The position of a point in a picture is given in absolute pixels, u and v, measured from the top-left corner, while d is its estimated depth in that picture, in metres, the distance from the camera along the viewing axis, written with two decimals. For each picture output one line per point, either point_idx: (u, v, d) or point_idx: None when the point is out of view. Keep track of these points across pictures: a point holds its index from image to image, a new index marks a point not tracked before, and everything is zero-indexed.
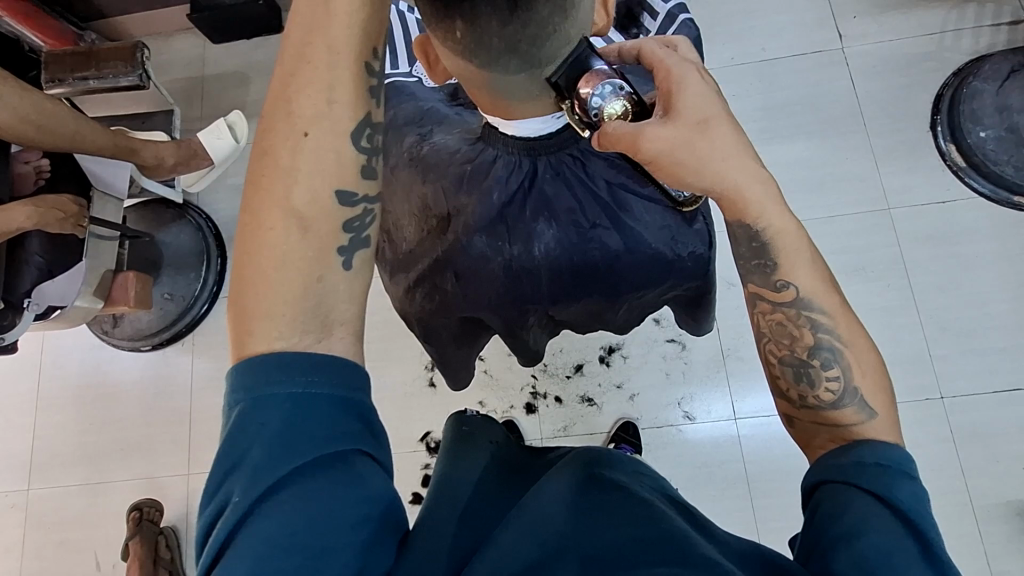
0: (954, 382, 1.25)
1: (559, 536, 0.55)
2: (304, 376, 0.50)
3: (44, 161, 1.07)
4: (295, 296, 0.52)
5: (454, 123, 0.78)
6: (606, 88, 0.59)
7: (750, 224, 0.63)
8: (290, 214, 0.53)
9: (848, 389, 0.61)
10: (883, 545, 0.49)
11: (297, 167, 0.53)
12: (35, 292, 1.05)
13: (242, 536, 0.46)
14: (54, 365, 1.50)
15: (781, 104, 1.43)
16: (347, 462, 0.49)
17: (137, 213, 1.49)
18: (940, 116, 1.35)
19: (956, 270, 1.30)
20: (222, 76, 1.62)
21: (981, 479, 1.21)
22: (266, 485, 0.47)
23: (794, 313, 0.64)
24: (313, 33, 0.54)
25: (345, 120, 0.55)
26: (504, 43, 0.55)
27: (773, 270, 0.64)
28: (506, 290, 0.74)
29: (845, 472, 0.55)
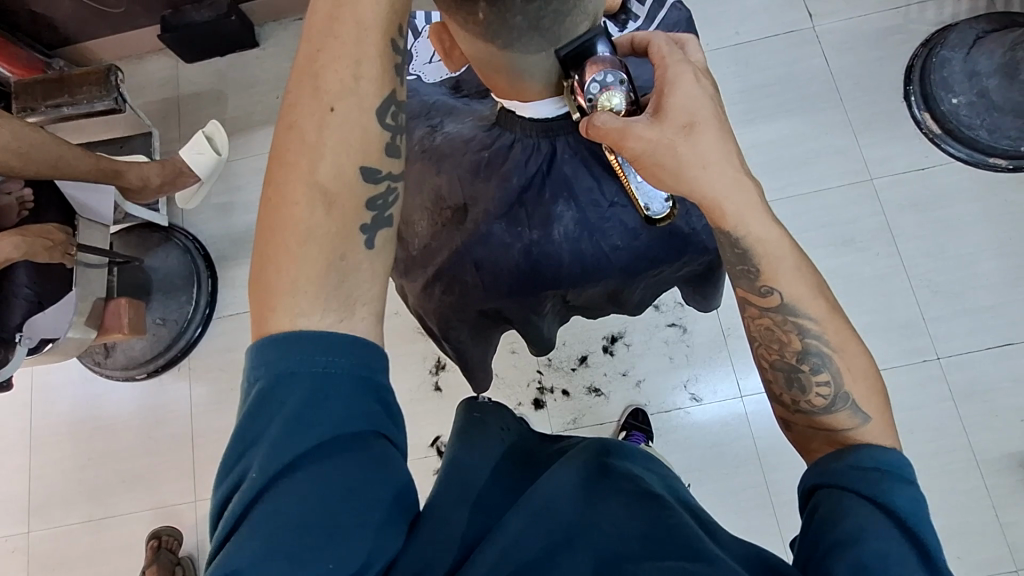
0: (949, 342, 1.28)
1: (566, 527, 0.56)
2: (324, 355, 0.49)
3: (27, 191, 1.03)
4: (318, 274, 0.51)
5: (464, 113, 0.79)
6: (608, 77, 0.60)
7: (729, 233, 0.61)
8: (314, 190, 0.52)
9: (840, 394, 0.61)
10: (882, 549, 0.48)
11: (322, 142, 0.53)
12: (27, 325, 1.01)
13: (257, 512, 0.46)
14: (46, 401, 1.45)
15: (761, 84, 1.45)
16: (367, 444, 0.49)
17: (123, 239, 1.46)
18: (913, 85, 1.39)
19: (941, 233, 1.33)
20: (200, 94, 1.60)
21: (983, 434, 1.24)
22: (285, 462, 0.47)
23: (781, 318, 0.63)
24: (340, 8, 0.54)
25: (371, 97, 0.54)
26: (527, 21, 0.54)
27: (757, 276, 0.63)
28: (527, 277, 0.74)
29: (845, 476, 0.54)
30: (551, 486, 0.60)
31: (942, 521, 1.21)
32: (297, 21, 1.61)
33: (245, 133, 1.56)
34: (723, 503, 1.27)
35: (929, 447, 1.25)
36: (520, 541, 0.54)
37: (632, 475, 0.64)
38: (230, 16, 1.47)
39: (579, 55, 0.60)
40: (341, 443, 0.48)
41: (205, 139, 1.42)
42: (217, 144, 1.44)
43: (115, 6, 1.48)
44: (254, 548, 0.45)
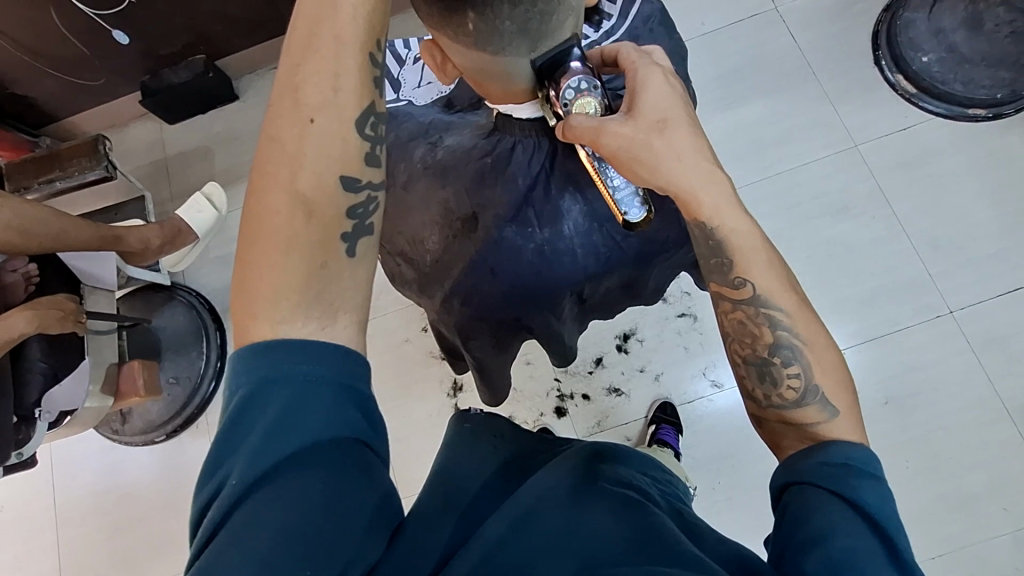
0: (958, 295, 1.29)
1: (555, 531, 0.55)
2: (304, 364, 0.50)
3: (32, 267, 1.04)
4: (299, 281, 0.53)
5: (461, 125, 0.80)
6: (580, 83, 0.62)
7: (704, 224, 0.62)
8: (295, 199, 0.53)
9: (810, 387, 0.61)
10: (851, 547, 0.48)
11: (303, 152, 0.54)
12: (44, 400, 1.02)
13: (233, 519, 0.46)
14: (66, 475, 1.44)
15: (735, 68, 1.48)
16: (347, 450, 0.50)
17: (128, 302, 1.47)
18: (882, 50, 1.41)
19: (932, 189, 1.35)
20: (185, 152, 1.62)
21: (1007, 381, 1.23)
22: (264, 469, 0.47)
23: (753, 310, 0.63)
24: (319, 24, 0.54)
25: (350, 108, 0.54)
26: (516, 26, 0.58)
27: (730, 268, 0.64)
28: (542, 278, 0.74)
29: (812, 472, 0.54)
30: (541, 484, 0.60)
31: (982, 474, 1.20)
32: (273, 70, 1.64)
33: (234, 184, 1.57)
34: (753, 486, 1.26)
35: (956, 401, 1.24)
36: (500, 548, 0.53)
37: (619, 481, 0.64)
38: (206, 73, 1.50)
39: (553, 64, 0.63)
40: (322, 450, 0.49)
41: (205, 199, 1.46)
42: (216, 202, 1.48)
43: (95, 78, 1.51)
44: (229, 556, 0.44)
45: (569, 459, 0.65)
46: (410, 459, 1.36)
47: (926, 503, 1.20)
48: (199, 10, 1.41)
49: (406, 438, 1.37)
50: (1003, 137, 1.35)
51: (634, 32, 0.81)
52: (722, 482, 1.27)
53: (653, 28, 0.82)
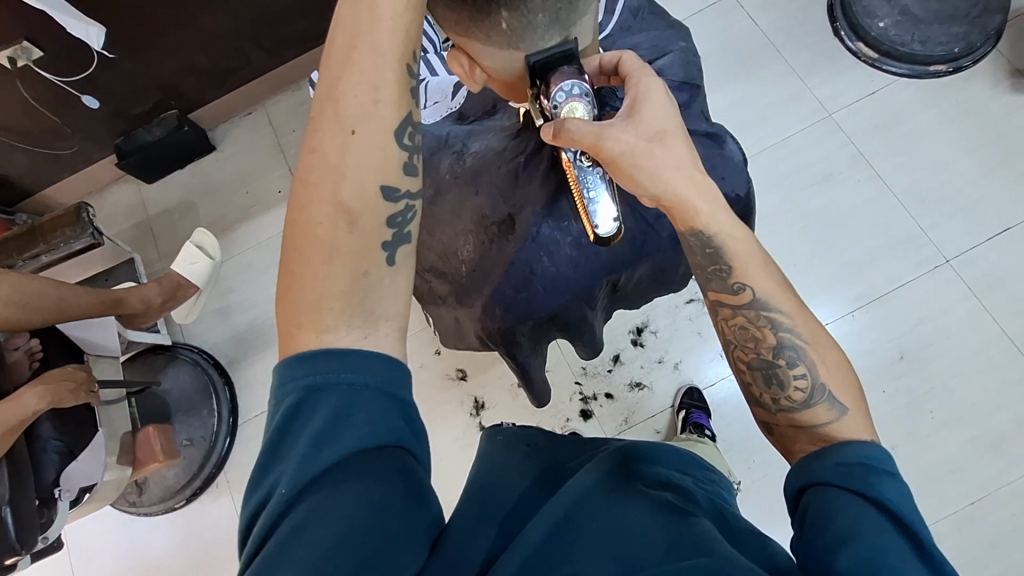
0: (953, 243, 1.32)
1: (606, 537, 0.54)
2: (349, 371, 0.50)
3: (35, 341, 1.01)
4: (343, 292, 0.52)
5: (483, 133, 0.81)
6: (573, 88, 0.63)
7: (701, 231, 0.62)
8: (337, 210, 0.53)
9: (817, 386, 0.61)
10: (879, 543, 0.49)
11: (345, 163, 0.53)
12: (64, 478, 0.98)
13: (282, 529, 0.45)
14: (84, 556, 1.38)
15: (702, 56, 1.52)
16: (390, 457, 0.49)
17: (130, 368, 1.43)
18: (839, 21, 1.47)
19: (911, 147, 1.39)
20: (169, 209, 1.60)
21: (1014, 319, 1.27)
22: (313, 476, 0.47)
23: (754, 314, 0.64)
24: (357, 37, 0.53)
25: (389, 119, 0.54)
26: (548, 17, 0.59)
27: (728, 274, 0.64)
28: (582, 271, 0.74)
29: (828, 474, 0.55)
30: (580, 482, 0.60)
31: (1005, 413, 1.22)
32: (247, 116, 1.63)
33: (226, 233, 1.55)
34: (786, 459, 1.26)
35: (968, 345, 1.27)
36: (549, 551, 0.52)
37: (655, 482, 0.63)
38: (184, 126, 1.50)
39: (547, 66, 0.65)
40: (368, 456, 0.48)
41: (197, 247, 1.43)
42: (208, 249, 1.44)
43: (67, 146, 1.48)
44: (281, 561, 0.43)
45: (606, 456, 0.65)
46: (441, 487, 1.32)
47: (958, 450, 1.22)
48: (171, 64, 1.40)
49: (435, 464, 1.35)
50: (967, 88, 1.40)
51: (625, 28, 0.85)
52: (756, 462, 1.27)
53: (644, 19, 0.86)
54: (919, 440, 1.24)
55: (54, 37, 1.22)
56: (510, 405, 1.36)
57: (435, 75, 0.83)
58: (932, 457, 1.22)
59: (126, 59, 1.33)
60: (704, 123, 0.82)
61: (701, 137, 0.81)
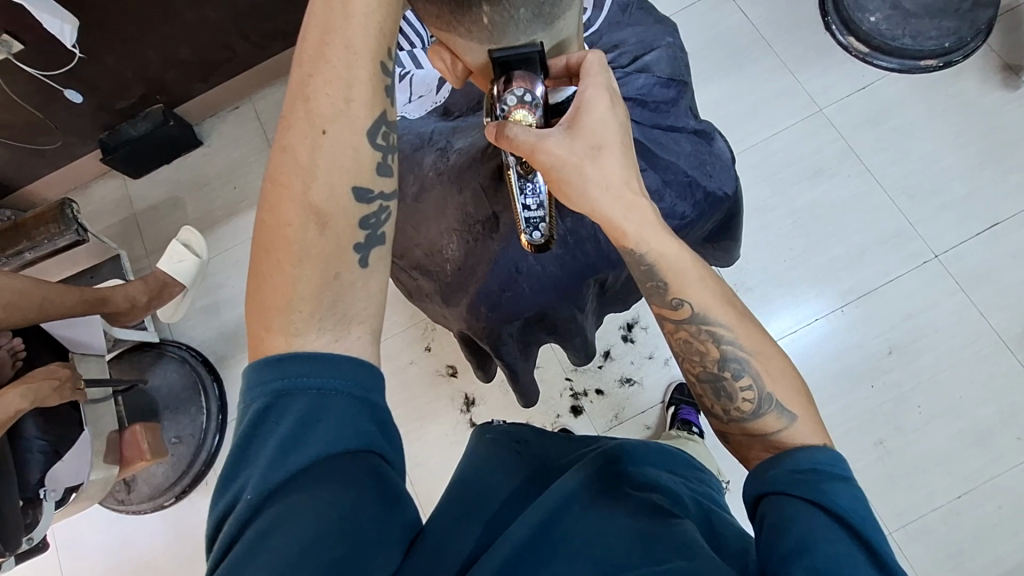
0: (941, 239, 1.33)
1: (582, 539, 0.54)
2: (317, 375, 0.49)
3: (18, 340, 1.01)
4: (314, 295, 0.51)
5: (467, 128, 0.79)
6: (528, 93, 0.59)
7: (632, 251, 0.61)
8: (308, 211, 0.52)
9: (764, 396, 0.62)
10: (832, 553, 0.49)
11: (316, 164, 0.52)
12: (48, 478, 0.97)
13: (247, 535, 0.45)
14: (72, 554, 1.38)
15: (693, 51, 1.51)
16: (360, 460, 0.49)
17: (119, 366, 1.42)
18: (831, 15, 1.46)
19: (900, 142, 1.39)
20: (155, 204, 1.58)
21: (1001, 314, 1.27)
22: (279, 481, 0.47)
23: (696, 329, 0.63)
24: (329, 34, 0.52)
25: (362, 118, 0.53)
26: (530, 11, 0.56)
27: (666, 290, 0.63)
28: (568, 270, 0.74)
29: (783, 482, 0.55)
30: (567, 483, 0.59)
31: (992, 407, 1.23)
32: (233, 110, 1.61)
33: (211, 230, 1.53)
34: None
35: (956, 340, 1.28)
36: (522, 555, 0.52)
37: (640, 483, 0.63)
38: (167, 121, 1.47)
39: (506, 66, 0.60)
40: (336, 460, 0.48)
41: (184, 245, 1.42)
42: (195, 246, 1.43)
43: (49, 142, 1.46)
44: (244, 565, 0.43)
45: (593, 456, 0.64)
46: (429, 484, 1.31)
47: (946, 445, 1.23)
48: (154, 58, 1.38)
49: (426, 461, 1.35)
50: (957, 83, 1.40)
51: (612, 23, 0.84)
52: None
53: (633, 14, 0.85)
54: (908, 434, 1.25)
55: (32, 31, 1.19)
56: (499, 401, 1.36)
57: (420, 68, 0.82)
58: (919, 452, 1.24)
59: (107, 54, 1.31)
60: (692, 120, 0.81)
61: (689, 135, 0.80)
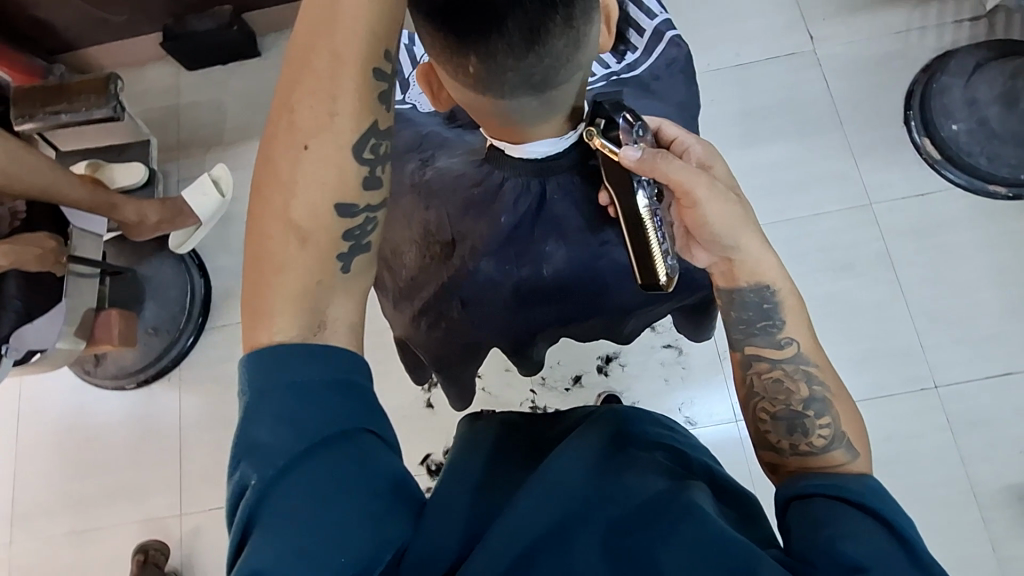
0: (947, 371, 1.27)
1: (583, 500, 0.57)
2: (305, 367, 0.51)
3: (19, 202, 1.06)
4: (297, 300, 0.54)
5: (455, 145, 0.80)
6: (638, 127, 0.64)
7: (767, 284, 0.69)
8: (289, 227, 0.54)
9: (837, 435, 0.65)
10: (873, 547, 0.50)
11: (296, 179, 0.54)
12: (14, 336, 1.01)
13: (264, 516, 0.48)
14: (34, 405, 1.45)
15: (762, 106, 1.45)
16: (353, 442, 0.51)
17: (116, 247, 1.44)
18: (913, 111, 1.39)
19: (941, 261, 1.33)
20: (199, 101, 1.59)
21: (982, 466, 1.22)
22: (281, 467, 0.49)
23: (792, 368, 0.69)
24: (316, 47, 0.54)
25: (347, 132, 0.55)
26: (518, 77, 0.58)
27: (778, 329, 0.70)
28: (511, 313, 0.78)
29: (824, 487, 0.57)
30: (570, 451, 0.61)
31: (940, 554, 1.19)
32: None
33: (243, 142, 1.55)
34: None
35: (928, 477, 1.23)
36: (534, 513, 0.55)
37: (646, 445, 0.67)
38: (230, 25, 1.48)
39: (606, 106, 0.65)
40: (331, 443, 0.50)
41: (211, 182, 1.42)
42: (223, 187, 1.43)
43: (116, 14, 1.48)
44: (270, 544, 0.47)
45: (602, 421, 0.67)
46: None
47: None
48: None
49: None
50: (1020, 219, 1.32)
51: (655, 72, 0.81)
52: None
53: (674, 73, 0.82)
54: None
55: None
56: None
57: None
58: None
59: None
60: None
61: None
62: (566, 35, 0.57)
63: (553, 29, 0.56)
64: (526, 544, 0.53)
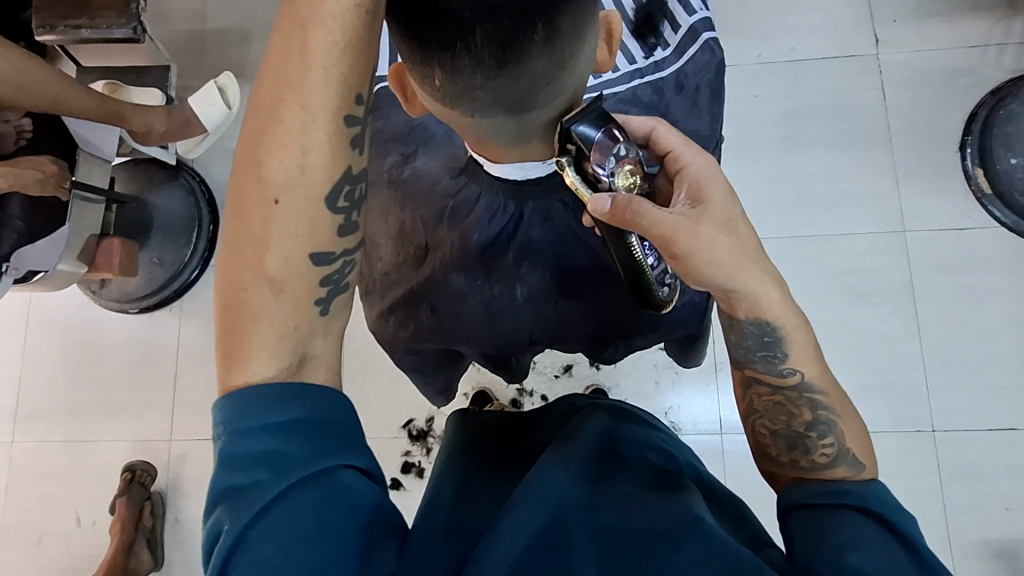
0: (948, 417, 1.23)
1: (577, 506, 0.56)
2: (279, 406, 0.50)
3: (25, 121, 1.06)
4: (275, 345, 0.52)
5: (439, 145, 0.82)
6: (616, 156, 0.59)
7: (766, 322, 0.63)
8: (263, 280, 0.53)
9: (842, 451, 0.62)
10: (879, 554, 0.51)
11: (269, 234, 0.53)
12: (15, 256, 1.02)
13: (238, 562, 0.46)
14: (42, 315, 1.50)
15: (808, 108, 1.35)
16: (328, 479, 0.49)
17: (128, 171, 1.45)
18: (971, 136, 1.28)
19: (966, 303, 1.26)
20: (223, 29, 1.55)
21: (965, 517, 1.19)
22: (254, 511, 0.47)
23: (795, 394, 0.65)
24: (287, 89, 0.51)
25: (319, 185, 0.53)
26: (488, 96, 0.56)
27: (780, 360, 0.65)
28: (482, 327, 0.79)
29: (828, 494, 0.57)
30: (558, 458, 0.59)
31: None
32: None
33: None
34: None
35: None
36: (526, 522, 0.53)
37: (636, 446, 0.65)
38: None
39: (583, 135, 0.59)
40: (305, 483, 0.48)
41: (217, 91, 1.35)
42: (229, 97, 1.37)
43: None
44: None
45: (592, 421, 0.66)
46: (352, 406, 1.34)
47: None
48: None
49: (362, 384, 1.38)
50: None
51: (682, 73, 0.80)
52: None
53: (704, 75, 0.80)
54: None
55: None
56: None
57: None
58: None
59: None
60: None
61: None
62: (543, 56, 0.54)
63: (530, 49, 0.52)
64: (524, 550, 0.51)
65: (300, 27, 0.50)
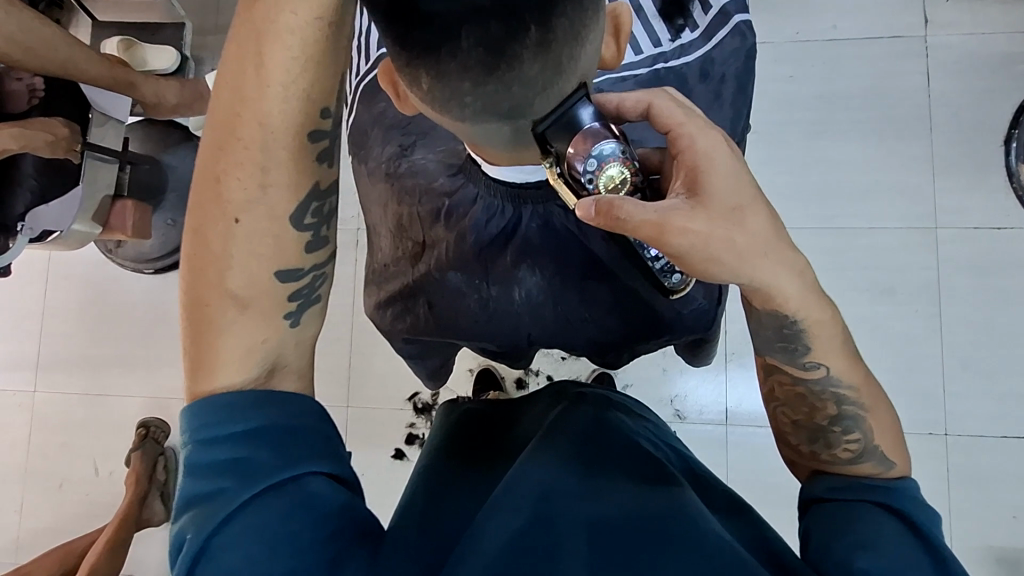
0: (962, 421, 1.20)
1: (560, 499, 0.54)
2: (242, 413, 0.50)
3: (37, 80, 1.06)
4: (241, 359, 0.52)
5: (437, 139, 0.77)
6: (603, 150, 0.50)
7: (785, 315, 0.56)
8: (226, 296, 0.52)
9: (868, 447, 0.59)
10: (897, 553, 0.50)
11: (230, 251, 0.52)
12: (29, 216, 1.05)
13: (201, 571, 0.47)
14: (60, 272, 1.52)
15: (846, 92, 1.28)
16: (290, 487, 0.50)
17: (142, 131, 1.40)
18: (1019, 130, 1.21)
19: (993, 306, 1.21)
20: None
21: (970, 523, 1.17)
22: (217, 520, 0.48)
23: (819, 389, 0.60)
24: (242, 105, 0.50)
25: (283, 203, 0.52)
26: (480, 103, 0.49)
27: (803, 353, 0.58)
28: (478, 326, 0.79)
29: (848, 488, 0.57)
30: (542, 461, 0.58)
31: None
32: None
33: None
34: None
35: None
36: (506, 522, 0.52)
37: (625, 441, 0.64)
38: None
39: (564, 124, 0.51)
40: (269, 491, 0.49)
41: None
42: None
43: None
44: None
45: (579, 421, 0.65)
46: (358, 378, 1.36)
47: None
48: None
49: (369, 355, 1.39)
50: None
51: (708, 61, 0.76)
52: None
53: (729, 65, 0.77)
54: None
55: None
56: None
57: None
58: None
59: None
60: None
61: None
62: (540, 58, 0.47)
63: (523, 52, 0.45)
64: (506, 543, 0.50)
65: (256, 39, 0.48)
